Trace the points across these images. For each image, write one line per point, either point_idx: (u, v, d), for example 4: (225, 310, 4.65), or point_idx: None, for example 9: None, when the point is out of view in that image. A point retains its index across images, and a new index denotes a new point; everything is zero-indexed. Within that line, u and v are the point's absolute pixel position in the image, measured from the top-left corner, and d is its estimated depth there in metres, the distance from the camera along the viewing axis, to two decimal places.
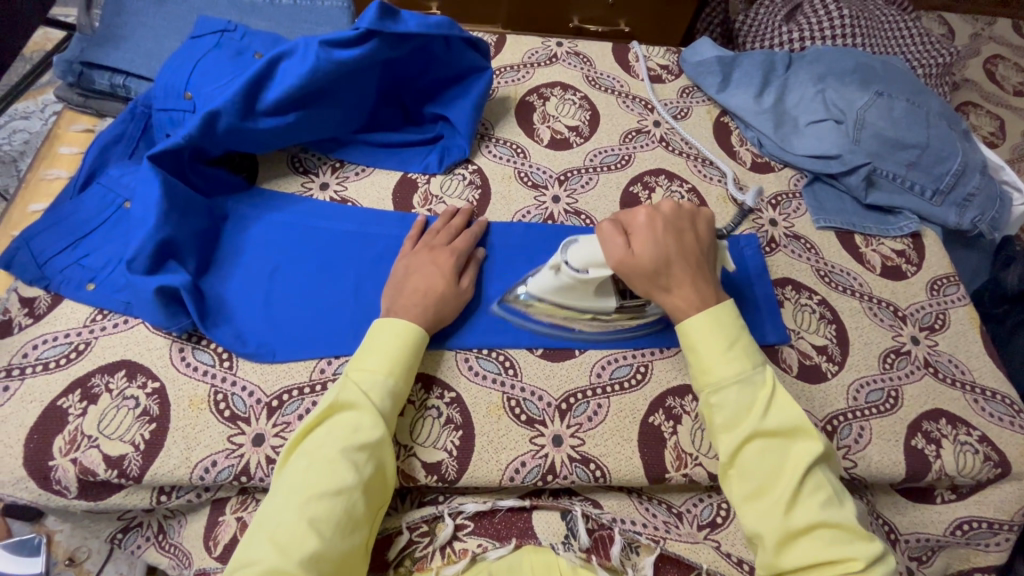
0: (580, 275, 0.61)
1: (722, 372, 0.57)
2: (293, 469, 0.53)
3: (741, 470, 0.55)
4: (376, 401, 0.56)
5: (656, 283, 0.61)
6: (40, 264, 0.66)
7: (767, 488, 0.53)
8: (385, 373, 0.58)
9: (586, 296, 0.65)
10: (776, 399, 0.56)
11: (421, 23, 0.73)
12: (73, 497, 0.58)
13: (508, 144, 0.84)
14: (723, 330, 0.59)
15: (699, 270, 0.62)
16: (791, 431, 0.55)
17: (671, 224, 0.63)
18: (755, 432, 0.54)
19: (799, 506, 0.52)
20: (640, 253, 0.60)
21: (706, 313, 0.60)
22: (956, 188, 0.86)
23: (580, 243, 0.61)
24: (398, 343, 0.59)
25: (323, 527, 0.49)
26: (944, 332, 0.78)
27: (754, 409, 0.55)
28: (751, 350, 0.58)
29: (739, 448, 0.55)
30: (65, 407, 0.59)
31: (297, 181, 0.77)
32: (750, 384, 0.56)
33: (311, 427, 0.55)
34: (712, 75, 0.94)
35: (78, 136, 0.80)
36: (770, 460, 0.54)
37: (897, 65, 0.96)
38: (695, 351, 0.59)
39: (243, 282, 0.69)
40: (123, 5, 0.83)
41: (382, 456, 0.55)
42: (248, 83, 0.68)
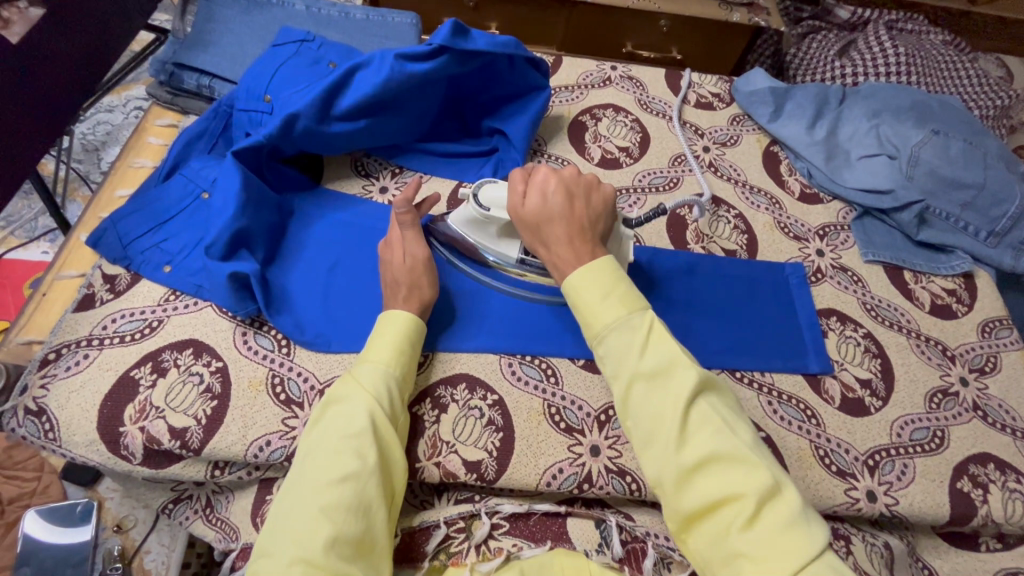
0: (483, 211, 0.67)
1: (605, 319, 0.56)
2: (301, 463, 0.55)
3: (634, 417, 0.53)
4: (372, 389, 0.58)
5: (538, 235, 0.63)
6: (124, 245, 0.71)
7: (656, 429, 0.51)
8: (380, 363, 0.60)
9: (492, 236, 0.71)
10: (652, 337, 0.54)
11: (489, 42, 0.77)
12: (136, 464, 0.62)
13: (559, 161, 0.87)
14: (603, 273, 0.58)
15: (579, 231, 0.61)
16: (669, 366, 0.52)
17: (566, 186, 0.63)
18: (633, 375, 0.53)
19: (690, 443, 0.50)
20: (528, 204, 0.63)
21: (585, 263, 0.59)
22: (1012, 231, 0.85)
23: (495, 185, 0.68)
24: (394, 334, 0.62)
25: (336, 512, 0.50)
26: (995, 375, 0.77)
27: (632, 351, 0.54)
28: (628, 294, 0.57)
29: (625, 394, 0.53)
30: (137, 378, 0.63)
31: (358, 184, 0.81)
32: (627, 327, 0.55)
33: (315, 422, 0.57)
34: (765, 104, 0.95)
35: (164, 130, 0.87)
36: (655, 400, 0.52)
37: (954, 104, 0.95)
38: (578, 304, 0.58)
39: (305, 274, 0.72)
40: (214, 13, 0.90)
41: (383, 441, 0.56)
42: (326, 89, 0.72)
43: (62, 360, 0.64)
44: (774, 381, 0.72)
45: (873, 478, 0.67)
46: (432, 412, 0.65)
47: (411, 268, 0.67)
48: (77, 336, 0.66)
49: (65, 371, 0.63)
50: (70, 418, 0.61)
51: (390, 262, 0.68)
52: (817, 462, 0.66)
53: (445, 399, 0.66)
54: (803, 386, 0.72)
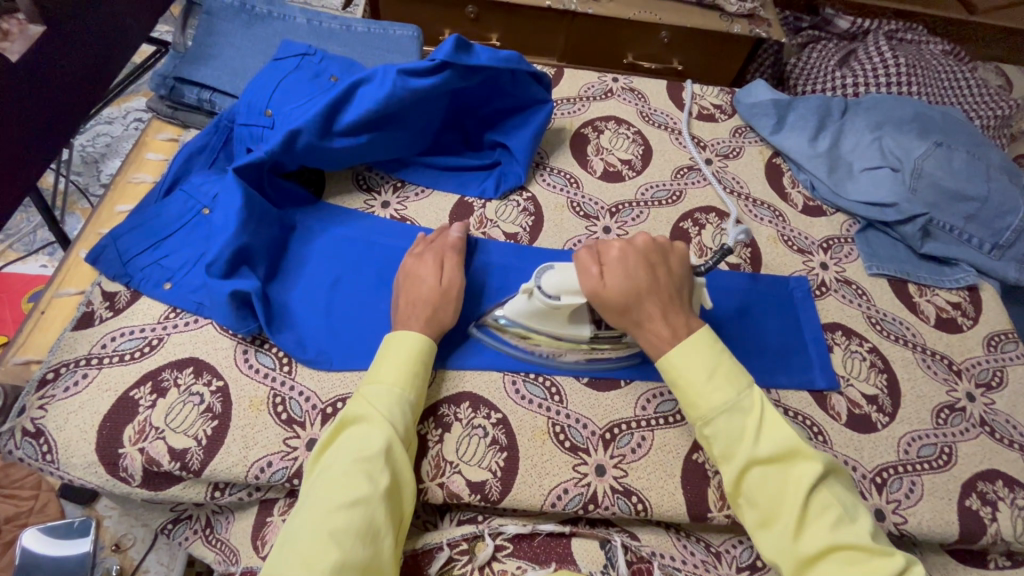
0: (552, 301, 0.62)
1: (710, 403, 0.58)
2: (312, 485, 0.54)
3: (747, 500, 0.56)
4: (387, 411, 0.57)
5: (628, 316, 0.62)
6: (123, 262, 0.70)
7: (774, 513, 0.54)
8: (392, 385, 0.59)
9: (558, 322, 0.66)
10: (766, 423, 0.57)
11: (491, 57, 0.76)
12: (135, 486, 0.61)
13: (562, 174, 0.87)
14: (707, 353, 0.60)
15: (670, 301, 0.62)
16: (788, 453, 0.55)
17: (644, 256, 0.63)
18: (749, 461, 0.55)
19: (808, 529, 0.53)
20: (611, 285, 0.61)
21: (685, 344, 0.60)
22: (1016, 243, 0.85)
23: (555, 271, 0.63)
24: (406, 355, 0.61)
25: (345, 536, 0.50)
26: (1002, 390, 0.76)
27: (746, 437, 0.56)
28: (733, 372, 0.59)
29: (738, 479, 0.56)
30: (136, 398, 0.63)
31: (360, 199, 0.81)
32: (738, 411, 0.57)
33: (327, 444, 0.57)
34: (767, 116, 0.95)
35: (164, 145, 0.86)
36: (771, 486, 0.55)
37: (957, 115, 0.95)
38: (681, 385, 0.60)
39: (306, 291, 0.72)
40: (215, 27, 0.89)
41: (396, 465, 0.56)
42: (328, 104, 0.72)
43: (61, 380, 0.63)
44: (781, 398, 0.71)
45: (882, 497, 0.66)
46: (435, 431, 0.64)
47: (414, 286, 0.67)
48: (76, 356, 0.65)
49: (64, 392, 0.63)
50: (69, 439, 0.60)
51: (408, 278, 0.68)
52: None
53: (448, 417, 0.65)
54: (809, 402, 0.71)
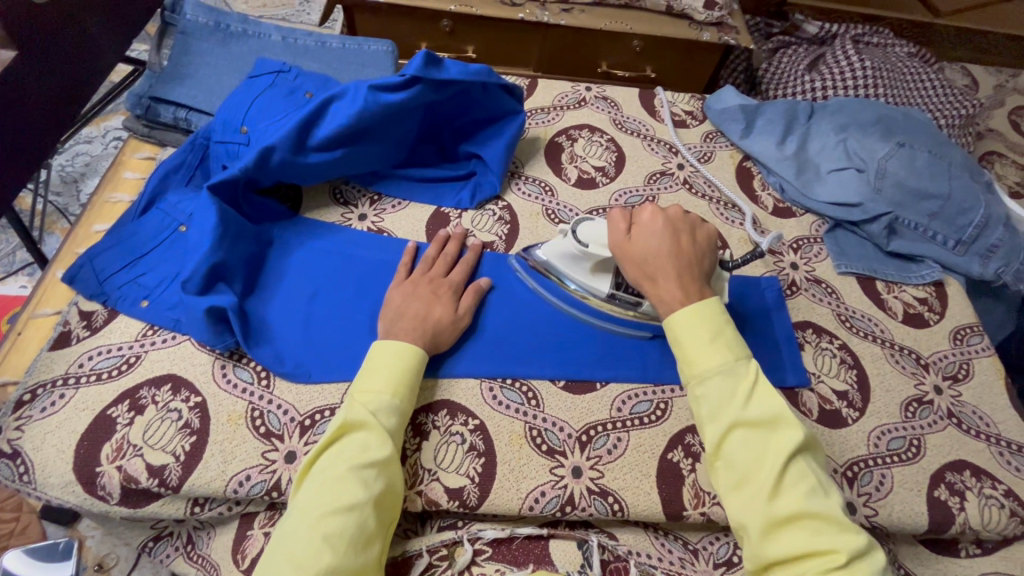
0: (581, 245, 0.68)
1: (708, 363, 0.58)
2: (305, 489, 0.55)
3: (726, 462, 0.55)
4: (385, 419, 0.58)
5: (644, 272, 0.64)
6: (101, 281, 0.71)
7: (749, 476, 0.53)
8: (388, 393, 0.60)
9: (585, 270, 0.71)
10: (757, 389, 0.56)
11: (462, 70, 0.78)
12: (114, 504, 0.61)
13: (537, 182, 0.89)
14: (711, 322, 0.60)
15: (687, 267, 0.63)
16: (773, 420, 0.54)
17: (672, 224, 0.66)
18: (735, 422, 0.55)
19: (783, 493, 0.52)
20: (635, 243, 0.64)
21: (690, 305, 0.61)
22: (979, 239, 0.87)
23: (592, 224, 0.69)
24: (401, 364, 0.62)
25: (338, 542, 0.51)
26: (968, 382, 0.78)
27: (735, 399, 0.56)
28: (733, 342, 0.59)
29: (722, 439, 0.55)
30: (113, 416, 0.63)
31: (337, 212, 0.82)
32: (733, 375, 0.57)
33: (322, 448, 0.57)
34: (736, 121, 0.98)
35: (141, 164, 0.87)
36: (755, 448, 0.54)
37: (919, 116, 0.98)
38: (680, 344, 0.60)
39: (284, 304, 0.73)
40: (190, 46, 0.90)
41: (390, 474, 0.57)
42: (301, 121, 0.73)
43: (38, 400, 0.64)
44: None
45: (853, 490, 0.67)
46: (414, 439, 0.65)
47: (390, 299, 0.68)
48: (53, 376, 0.65)
49: (41, 412, 0.63)
50: (46, 459, 0.61)
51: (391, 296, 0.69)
52: None
53: (427, 426, 0.66)
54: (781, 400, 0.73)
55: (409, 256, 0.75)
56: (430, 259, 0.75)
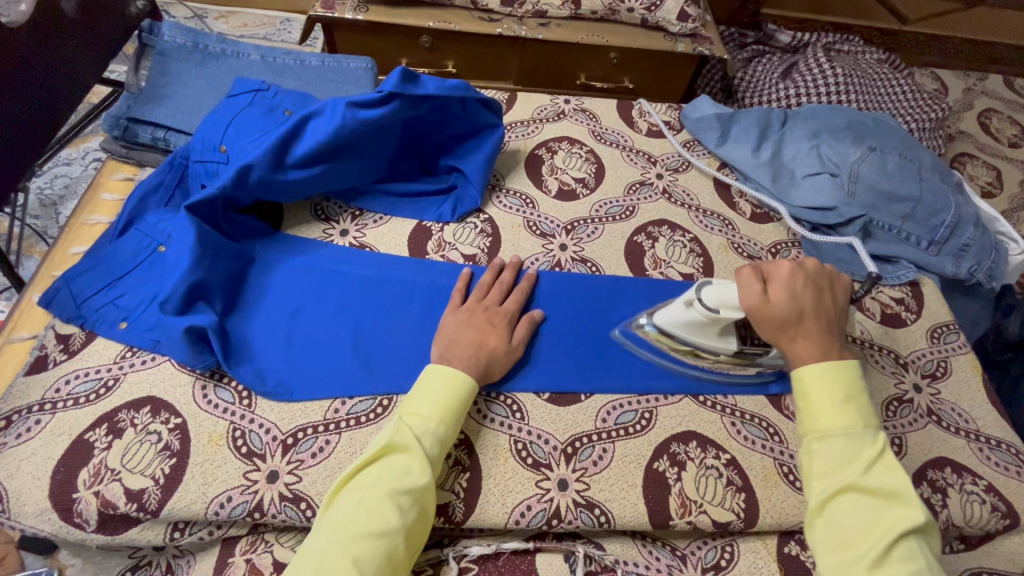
0: (713, 313, 0.65)
1: (832, 421, 0.57)
2: (339, 506, 0.54)
3: (829, 521, 0.54)
4: (428, 446, 0.58)
5: (782, 330, 0.63)
6: (78, 303, 0.70)
7: (856, 540, 0.52)
8: (433, 419, 0.60)
9: (711, 335, 0.69)
10: (881, 462, 0.55)
11: (440, 86, 0.79)
12: (90, 531, 0.60)
13: (517, 195, 0.89)
14: (845, 382, 0.59)
15: (827, 328, 0.63)
16: (894, 493, 0.53)
17: (811, 280, 0.65)
18: (850, 485, 0.54)
19: (887, 568, 0.50)
20: (775, 301, 0.63)
21: (826, 364, 0.60)
22: (951, 239, 0.89)
23: (715, 285, 0.66)
24: (448, 393, 0.62)
25: (366, 565, 0.50)
26: (946, 379, 0.79)
27: (857, 462, 0.55)
28: (865, 410, 0.58)
29: (830, 499, 0.54)
30: (91, 441, 0.62)
31: (318, 228, 0.82)
32: (858, 440, 0.56)
33: (363, 465, 0.57)
34: (712, 130, 1.00)
35: (119, 185, 0.87)
36: (865, 515, 0.53)
37: (888, 121, 1.00)
38: (807, 396, 0.60)
39: (265, 323, 0.72)
40: (168, 66, 0.91)
41: (425, 502, 0.56)
42: (280, 139, 0.73)
43: (14, 427, 0.63)
44: (737, 401, 0.73)
45: None
46: None
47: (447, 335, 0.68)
48: (29, 402, 0.64)
49: (17, 438, 0.62)
50: (21, 486, 0.59)
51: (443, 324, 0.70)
52: (781, 480, 0.67)
53: None
54: (765, 405, 0.73)
55: (464, 282, 0.76)
56: (485, 286, 0.75)
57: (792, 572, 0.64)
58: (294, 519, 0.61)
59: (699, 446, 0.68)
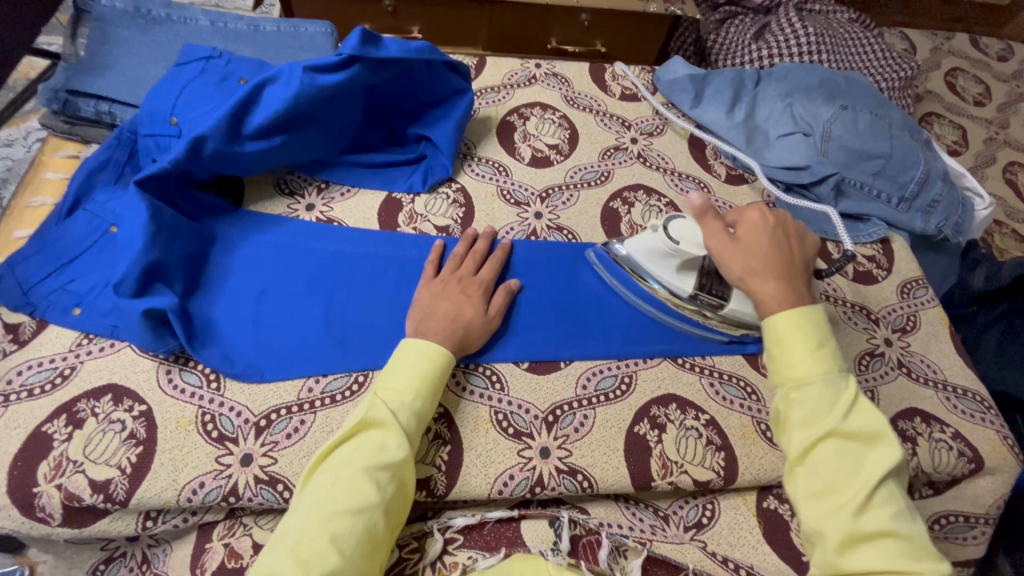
0: (672, 244, 0.68)
1: (809, 368, 0.55)
2: (315, 484, 0.53)
3: (808, 470, 0.53)
4: (405, 422, 0.57)
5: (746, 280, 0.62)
6: (25, 290, 0.66)
7: (838, 486, 0.51)
8: (409, 393, 0.58)
9: (669, 269, 0.72)
10: (857, 403, 0.54)
11: (402, 48, 0.75)
12: (56, 525, 0.57)
13: (489, 163, 0.87)
14: (816, 327, 0.57)
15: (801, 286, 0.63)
16: (872, 436, 0.53)
17: (783, 238, 0.64)
18: (832, 432, 0.52)
19: (869, 512, 0.50)
20: (747, 258, 0.62)
21: (797, 311, 0.58)
22: (920, 195, 0.90)
23: (685, 221, 0.69)
24: (424, 366, 0.60)
25: (344, 544, 0.49)
26: (915, 333, 0.81)
27: (835, 409, 0.53)
28: (836, 354, 0.57)
29: (811, 447, 0.53)
30: (49, 433, 0.59)
31: (283, 203, 0.79)
32: (834, 385, 0.55)
33: (338, 442, 0.55)
34: (686, 91, 0.98)
35: (64, 163, 0.82)
36: (845, 461, 0.52)
37: (860, 79, 1.00)
38: (781, 344, 0.57)
39: (231, 303, 0.69)
40: (109, 34, 0.84)
41: (404, 477, 0.55)
42: (233, 107, 0.69)
43: None
44: (714, 362, 0.73)
45: None
46: None
47: (421, 308, 0.66)
48: None
49: None
50: None
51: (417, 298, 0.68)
52: (759, 437, 0.68)
53: None
54: (743, 364, 0.74)
55: (436, 254, 0.73)
56: (459, 256, 0.73)
57: (771, 527, 0.65)
58: (272, 502, 0.59)
59: (679, 408, 0.69)
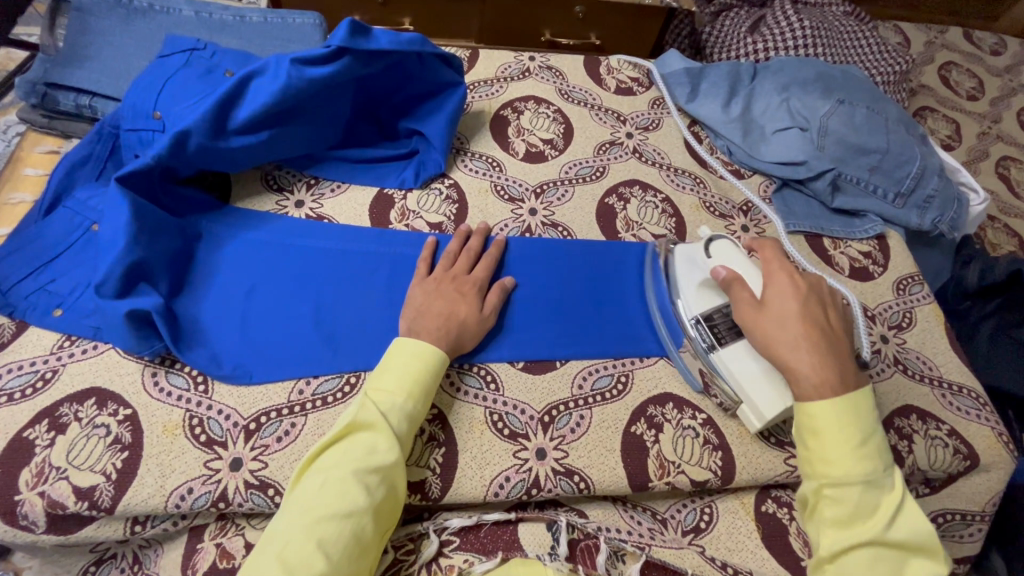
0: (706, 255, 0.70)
1: (850, 469, 0.55)
2: (303, 487, 0.52)
3: (840, 571, 0.54)
4: (396, 425, 0.56)
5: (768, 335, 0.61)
6: (3, 291, 0.64)
7: None
8: (400, 395, 0.57)
9: (692, 285, 0.71)
10: (901, 512, 0.54)
11: (393, 40, 0.73)
12: (40, 533, 0.56)
13: (483, 158, 0.85)
14: (861, 423, 0.56)
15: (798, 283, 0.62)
16: (915, 546, 0.53)
17: None
18: (871, 540, 0.53)
19: None
20: None
21: (841, 398, 0.57)
22: (916, 190, 0.90)
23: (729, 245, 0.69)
24: (416, 367, 0.59)
25: (331, 548, 0.48)
26: (911, 329, 0.81)
27: (877, 516, 0.54)
28: (879, 451, 0.56)
29: (845, 551, 0.54)
30: (31, 439, 0.57)
31: (271, 200, 0.77)
32: (877, 488, 0.55)
33: (328, 444, 0.54)
34: (682, 85, 0.97)
35: (43, 158, 0.79)
36: (882, 567, 0.53)
37: (856, 72, 0.99)
38: (819, 438, 0.57)
39: (218, 302, 0.68)
40: (88, 24, 0.82)
41: (394, 480, 0.54)
42: (218, 101, 0.67)
43: None
44: None
45: None
46: None
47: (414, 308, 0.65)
48: None
49: None
50: None
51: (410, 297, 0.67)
52: (756, 436, 0.68)
53: None
54: None
55: (429, 252, 0.72)
56: (452, 254, 0.71)
57: (768, 525, 0.65)
58: (263, 507, 0.58)
59: (675, 407, 0.68)
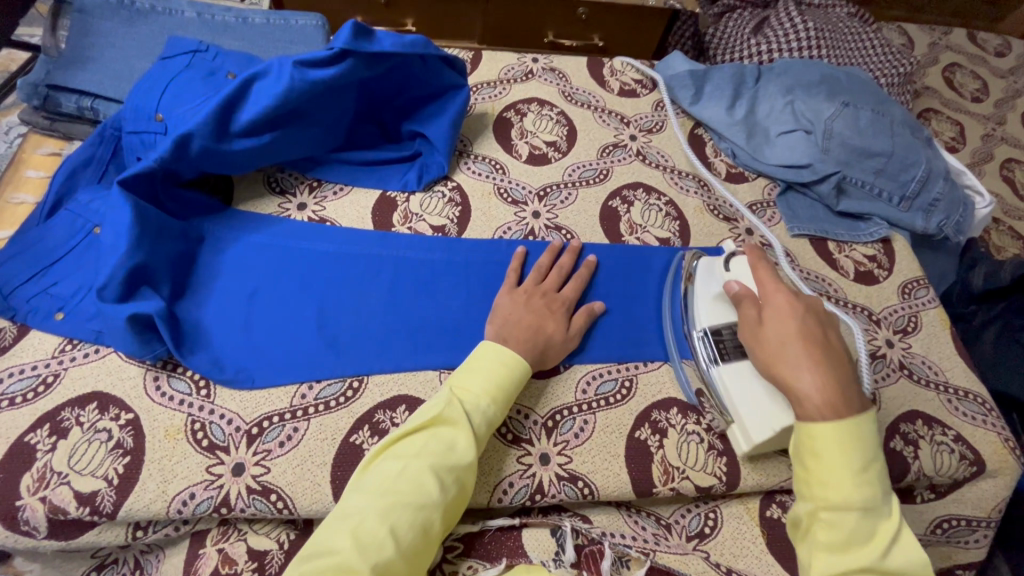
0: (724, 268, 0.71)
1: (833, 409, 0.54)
2: (377, 477, 0.52)
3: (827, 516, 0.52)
4: (476, 423, 0.56)
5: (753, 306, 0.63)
6: (4, 295, 0.63)
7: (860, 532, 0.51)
8: (482, 394, 0.57)
9: (703, 300, 0.71)
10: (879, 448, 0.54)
11: (397, 42, 0.72)
12: (42, 538, 0.56)
13: (486, 161, 0.85)
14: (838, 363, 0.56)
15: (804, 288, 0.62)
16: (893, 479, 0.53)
17: None
18: (857, 477, 0.52)
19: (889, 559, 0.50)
20: None
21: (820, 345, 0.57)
22: (922, 194, 0.89)
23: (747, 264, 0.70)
24: (498, 367, 0.59)
25: (403, 537, 0.48)
26: (917, 334, 0.80)
27: (859, 452, 0.53)
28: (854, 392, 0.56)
29: (834, 492, 0.52)
30: (32, 443, 0.57)
31: (273, 202, 0.76)
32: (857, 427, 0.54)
33: (404, 436, 0.54)
34: (686, 87, 0.96)
35: (45, 160, 0.79)
36: (866, 506, 0.51)
37: (861, 75, 0.99)
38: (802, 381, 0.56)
39: (221, 305, 0.67)
40: (90, 26, 0.81)
41: (466, 480, 0.54)
42: (220, 103, 0.66)
43: None
44: None
45: None
46: (371, 438, 0.61)
47: None
48: None
49: None
50: None
51: None
52: None
53: (384, 424, 0.62)
54: None
55: (518, 263, 0.72)
56: None
57: (773, 531, 0.65)
58: (265, 512, 0.58)
59: (680, 412, 0.68)
